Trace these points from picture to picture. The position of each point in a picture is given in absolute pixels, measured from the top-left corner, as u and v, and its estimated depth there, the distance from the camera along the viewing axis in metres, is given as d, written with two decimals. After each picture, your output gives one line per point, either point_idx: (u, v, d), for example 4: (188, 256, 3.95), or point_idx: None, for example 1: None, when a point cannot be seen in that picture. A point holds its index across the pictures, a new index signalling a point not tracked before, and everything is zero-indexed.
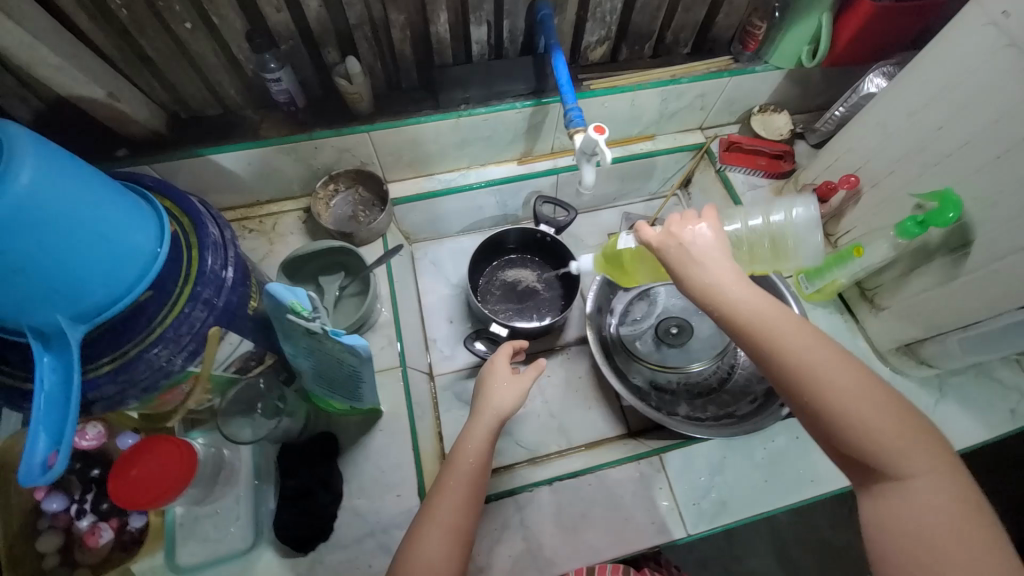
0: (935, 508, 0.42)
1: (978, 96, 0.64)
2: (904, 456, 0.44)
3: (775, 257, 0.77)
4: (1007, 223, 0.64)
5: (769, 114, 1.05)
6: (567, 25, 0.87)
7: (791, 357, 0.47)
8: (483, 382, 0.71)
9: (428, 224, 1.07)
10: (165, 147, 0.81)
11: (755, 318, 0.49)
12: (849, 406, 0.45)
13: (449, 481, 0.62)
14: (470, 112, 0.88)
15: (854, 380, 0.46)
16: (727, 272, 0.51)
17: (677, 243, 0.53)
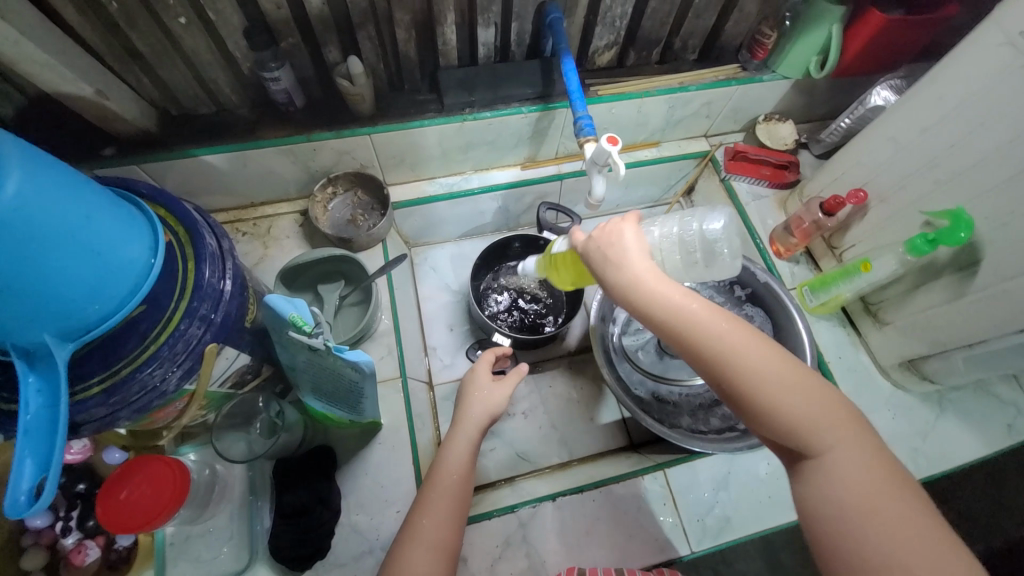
0: (862, 486, 0.41)
1: (992, 116, 0.63)
2: (825, 431, 0.43)
3: (693, 278, 0.55)
4: (1018, 243, 0.63)
5: (774, 123, 1.04)
6: (575, 29, 0.85)
7: (712, 348, 0.44)
8: (464, 393, 0.71)
9: (427, 228, 1.05)
10: (156, 146, 0.77)
11: (677, 310, 0.45)
12: (772, 392, 0.43)
13: (431, 497, 0.59)
14: (475, 116, 0.86)
15: (774, 364, 0.44)
16: (653, 269, 0.48)
17: (599, 241, 0.51)
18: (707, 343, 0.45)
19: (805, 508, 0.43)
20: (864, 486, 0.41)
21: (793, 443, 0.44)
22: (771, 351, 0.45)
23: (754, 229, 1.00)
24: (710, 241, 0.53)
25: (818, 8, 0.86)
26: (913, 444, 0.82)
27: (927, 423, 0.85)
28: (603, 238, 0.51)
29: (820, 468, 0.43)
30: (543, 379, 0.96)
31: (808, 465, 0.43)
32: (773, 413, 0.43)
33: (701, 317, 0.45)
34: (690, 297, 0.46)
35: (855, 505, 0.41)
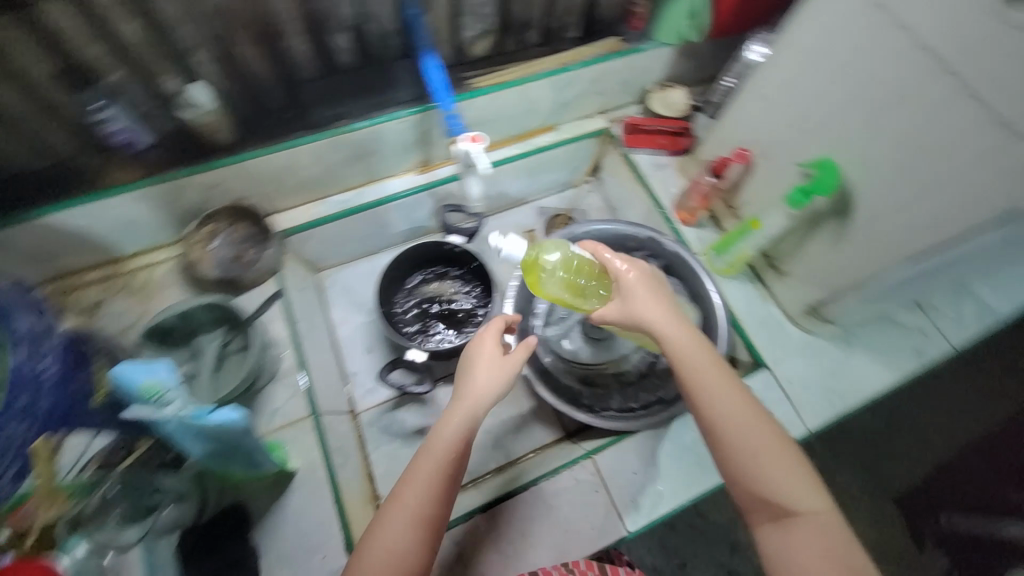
0: (819, 545, 0.51)
1: (850, 60, 0.63)
2: (800, 493, 0.54)
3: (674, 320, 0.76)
4: (885, 184, 0.64)
5: (666, 90, 1.04)
6: (440, 22, 0.80)
7: (719, 407, 0.57)
8: (470, 357, 0.64)
9: (327, 250, 0.98)
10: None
11: (695, 369, 0.59)
12: (760, 454, 0.55)
13: (417, 476, 0.56)
14: (351, 128, 0.81)
15: (767, 431, 0.56)
16: (681, 334, 0.61)
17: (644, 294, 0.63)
18: (715, 400, 0.58)
19: (771, 553, 0.54)
20: (827, 548, 0.51)
21: (777, 501, 0.54)
22: (764, 420, 0.57)
23: (658, 199, 1.00)
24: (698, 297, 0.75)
25: None
26: (827, 385, 0.85)
27: (839, 363, 0.87)
28: (648, 292, 0.64)
29: (792, 527, 0.53)
30: None
31: (787, 522, 0.53)
32: (761, 475, 0.55)
33: (714, 383, 0.58)
34: (709, 363, 0.60)
35: (808, 554, 0.51)
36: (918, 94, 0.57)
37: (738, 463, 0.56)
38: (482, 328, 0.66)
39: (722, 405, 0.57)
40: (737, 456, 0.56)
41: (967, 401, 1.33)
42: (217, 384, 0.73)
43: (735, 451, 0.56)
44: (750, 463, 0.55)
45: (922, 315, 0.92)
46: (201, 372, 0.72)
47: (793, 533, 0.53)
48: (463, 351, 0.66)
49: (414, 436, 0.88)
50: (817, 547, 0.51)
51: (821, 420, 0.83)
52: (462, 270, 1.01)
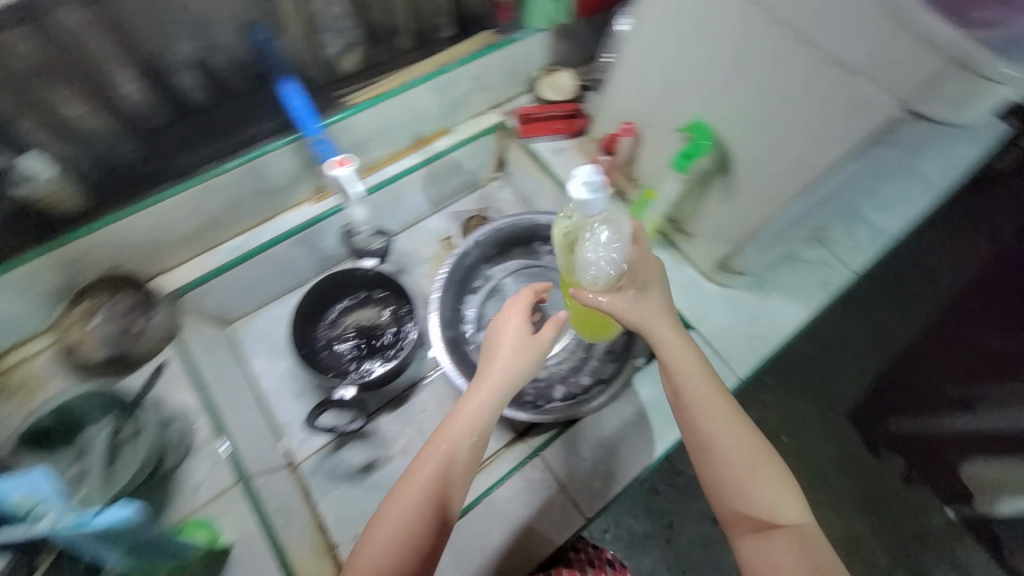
0: (795, 550, 0.62)
1: (693, 24, 0.65)
2: (782, 506, 0.64)
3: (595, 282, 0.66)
4: (753, 137, 0.66)
5: (553, 75, 1.04)
6: (295, 44, 0.76)
7: (720, 432, 0.66)
8: (495, 331, 0.71)
9: (228, 301, 0.90)
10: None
11: (699, 396, 0.67)
12: (749, 473, 0.65)
13: (436, 453, 0.65)
14: (223, 169, 0.75)
15: (751, 450, 0.66)
16: (689, 365, 0.68)
17: (652, 320, 0.68)
18: (715, 424, 0.67)
19: (751, 555, 0.65)
20: (794, 552, 0.62)
21: (757, 513, 0.65)
22: (755, 443, 0.67)
23: (563, 184, 1.01)
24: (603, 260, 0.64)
25: None
26: (748, 331, 0.89)
27: (756, 309, 0.91)
28: (657, 318, 0.69)
29: (772, 536, 0.64)
30: (413, 407, 0.91)
31: (770, 531, 0.64)
32: (743, 487, 0.65)
33: (716, 411, 0.67)
34: (713, 392, 0.68)
35: (785, 558, 0.62)
36: (756, 49, 0.59)
37: (725, 474, 0.66)
38: (507, 308, 0.71)
39: (716, 426, 0.66)
40: (725, 470, 0.66)
41: (886, 314, 1.44)
42: (114, 475, 0.66)
43: (723, 466, 0.66)
44: (736, 477, 0.65)
45: (824, 248, 0.98)
46: (92, 471, 0.65)
47: (766, 538, 0.64)
48: (489, 330, 0.72)
49: (361, 473, 0.85)
50: (785, 551, 0.63)
51: (748, 366, 0.87)
52: (386, 292, 0.97)
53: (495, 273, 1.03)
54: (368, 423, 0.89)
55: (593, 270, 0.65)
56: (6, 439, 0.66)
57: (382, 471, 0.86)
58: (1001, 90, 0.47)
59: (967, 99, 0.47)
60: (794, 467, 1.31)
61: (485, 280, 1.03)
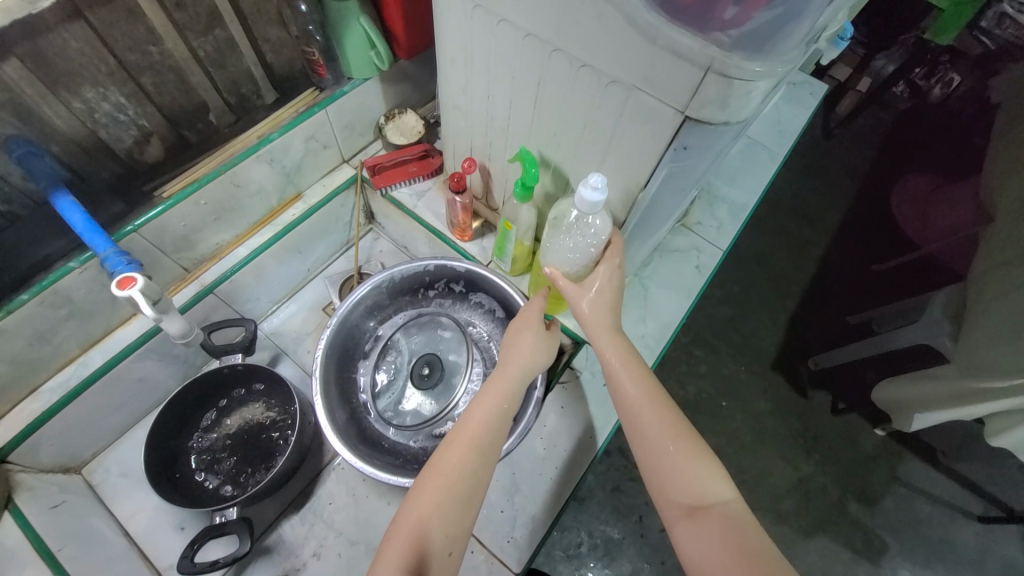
0: (725, 535, 0.50)
1: (489, 59, 0.64)
2: (707, 485, 0.54)
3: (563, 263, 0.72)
4: (578, 156, 0.66)
5: (398, 117, 1.01)
6: (71, 150, 0.67)
7: (634, 404, 0.60)
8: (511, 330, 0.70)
9: (74, 443, 0.80)
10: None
11: (617, 370, 0.64)
12: (665, 448, 0.57)
13: (460, 443, 0.58)
14: (9, 307, 0.65)
15: (678, 427, 0.58)
16: (613, 345, 0.65)
17: (598, 307, 0.68)
18: (631, 397, 0.61)
19: (681, 550, 0.52)
20: (727, 538, 0.49)
21: (684, 494, 0.54)
22: (673, 418, 0.59)
23: (431, 226, 0.98)
24: (566, 250, 0.71)
25: (335, 10, 0.80)
26: (638, 333, 0.90)
27: (641, 308, 0.93)
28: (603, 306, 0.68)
29: (698, 518, 0.52)
30: (318, 502, 0.83)
31: (695, 513, 0.52)
32: (668, 463, 0.56)
33: (632, 383, 0.62)
34: (634, 367, 0.64)
35: (715, 544, 0.49)
36: (548, 75, 0.59)
37: (651, 452, 0.57)
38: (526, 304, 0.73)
39: (640, 400, 0.60)
40: (651, 448, 0.57)
41: (775, 268, 1.54)
42: None
43: (648, 443, 0.58)
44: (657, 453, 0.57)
45: (689, 233, 1.02)
46: None
47: (698, 523, 0.51)
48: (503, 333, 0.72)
49: None
50: (716, 538, 0.50)
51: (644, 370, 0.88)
52: (263, 384, 0.88)
53: (383, 331, 0.98)
54: (266, 537, 0.80)
55: (565, 254, 0.71)
56: None
57: None
58: (760, 87, 0.48)
59: (730, 101, 0.47)
60: (733, 432, 1.35)
61: (374, 343, 0.97)
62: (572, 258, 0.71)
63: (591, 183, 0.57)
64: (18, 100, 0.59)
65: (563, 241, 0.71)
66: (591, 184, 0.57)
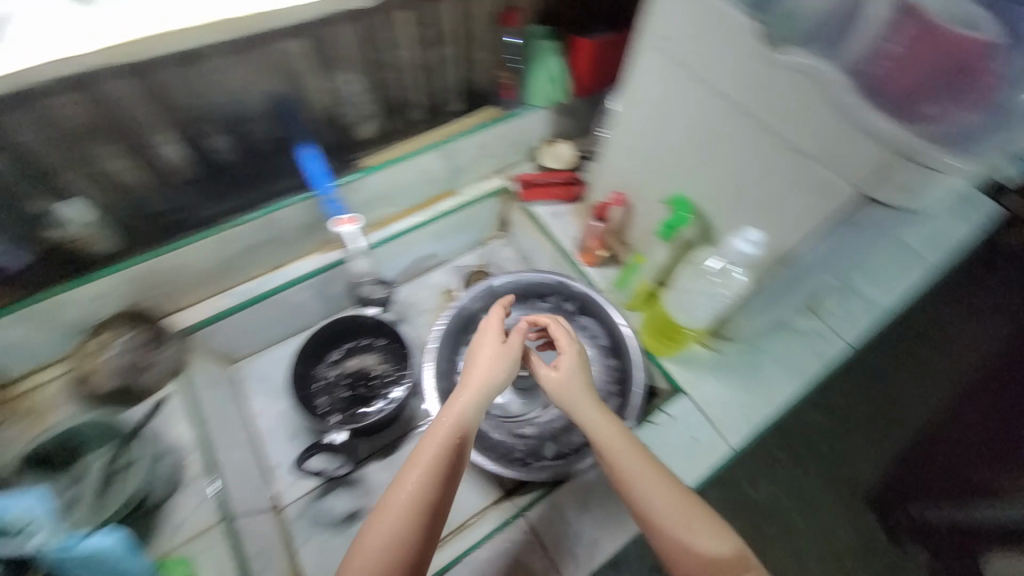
0: None
1: (670, 109, 0.72)
2: (719, 556, 0.59)
3: (695, 300, 0.83)
4: (732, 209, 0.71)
5: (554, 145, 1.11)
6: (318, 116, 0.87)
7: (630, 473, 0.64)
8: (473, 357, 0.71)
9: (237, 340, 0.96)
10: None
11: (606, 442, 0.66)
12: (669, 521, 0.61)
13: (419, 462, 0.61)
14: (238, 222, 0.82)
15: (680, 498, 0.63)
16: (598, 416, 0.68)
17: (580, 381, 0.71)
18: (627, 470, 0.64)
19: None
20: None
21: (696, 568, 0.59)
22: (672, 488, 0.64)
23: (561, 245, 1.06)
24: (701, 290, 0.81)
25: (535, 45, 0.98)
26: (744, 400, 0.86)
27: (751, 381, 0.89)
28: (583, 380, 0.72)
29: None
30: (402, 456, 0.92)
31: None
32: (676, 538, 0.60)
33: (623, 456, 0.65)
34: (622, 440, 0.66)
35: None
36: (726, 132, 0.65)
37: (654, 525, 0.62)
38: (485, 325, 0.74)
39: (650, 485, 0.63)
40: (668, 537, 0.61)
41: (893, 385, 1.41)
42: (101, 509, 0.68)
43: (652, 517, 0.62)
44: (676, 548, 0.60)
45: (817, 318, 0.97)
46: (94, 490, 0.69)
47: None
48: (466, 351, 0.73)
49: (345, 521, 0.86)
50: None
51: (743, 436, 0.83)
52: (387, 340, 1.00)
53: None
54: (355, 470, 0.90)
55: (696, 294, 0.82)
56: (12, 459, 0.69)
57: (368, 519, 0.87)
58: (950, 181, 0.50)
59: (918, 189, 0.50)
60: (802, 543, 1.24)
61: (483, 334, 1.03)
62: (704, 299, 0.82)
63: (749, 237, 0.67)
64: (299, 71, 0.79)
65: (698, 284, 0.81)
66: (748, 238, 0.67)
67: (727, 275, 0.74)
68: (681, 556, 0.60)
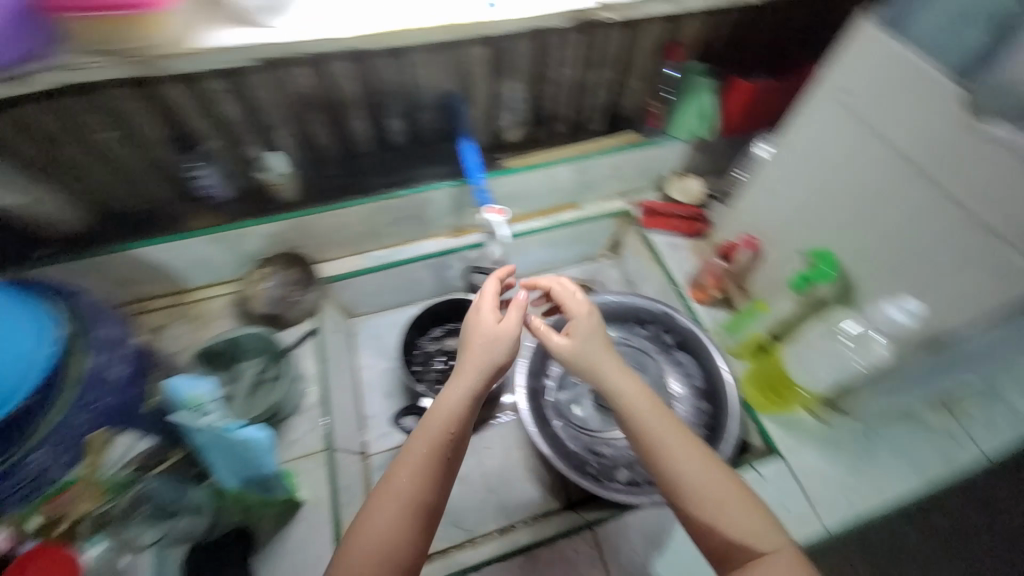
0: None
1: (836, 161, 0.75)
2: (760, 533, 0.57)
3: (817, 361, 0.81)
4: (882, 272, 0.71)
5: (684, 179, 1.11)
6: (479, 116, 0.96)
7: (656, 438, 0.62)
8: (470, 333, 0.69)
9: (363, 299, 1.08)
10: (113, 9, 0.50)
11: (629, 407, 0.65)
12: (699, 489, 0.59)
13: (415, 450, 0.59)
14: (394, 195, 0.93)
15: (712, 468, 0.60)
16: (622, 377, 0.67)
17: (597, 344, 0.70)
18: (651, 439, 0.62)
19: None
20: None
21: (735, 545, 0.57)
22: (703, 457, 0.61)
23: (673, 276, 1.06)
24: (826, 350, 0.79)
25: (692, 80, 0.98)
26: (849, 485, 0.78)
27: (859, 466, 0.80)
28: (600, 343, 0.70)
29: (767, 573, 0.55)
30: (479, 441, 0.98)
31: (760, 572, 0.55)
32: (709, 510, 0.58)
33: (647, 423, 0.63)
34: (645, 406, 0.64)
35: None
36: (899, 193, 0.67)
37: (682, 496, 0.59)
38: (478, 301, 0.71)
39: (678, 453, 0.61)
40: (700, 507, 0.58)
41: None
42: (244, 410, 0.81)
43: (680, 485, 0.60)
44: (715, 532, 0.58)
45: (953, 419, 0.81)
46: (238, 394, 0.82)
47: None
48: (462, 327, 0.71)
49: None
50: None
51: (839, 519, 0.76)
52: None
53: None
54: None
55: (818, 353, 0.80)
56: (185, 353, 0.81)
57: None
58: None
59: None
60: None
61: None
62: (828, 361, 0.79)
63: (905, 307, 0.66)
64: (475, 74, 0.88)
65: (824, 344, 0.79)
66: (904, 307, 0.66)
67: (863, 342, 0.73)
68: (716, 533, 0.58)
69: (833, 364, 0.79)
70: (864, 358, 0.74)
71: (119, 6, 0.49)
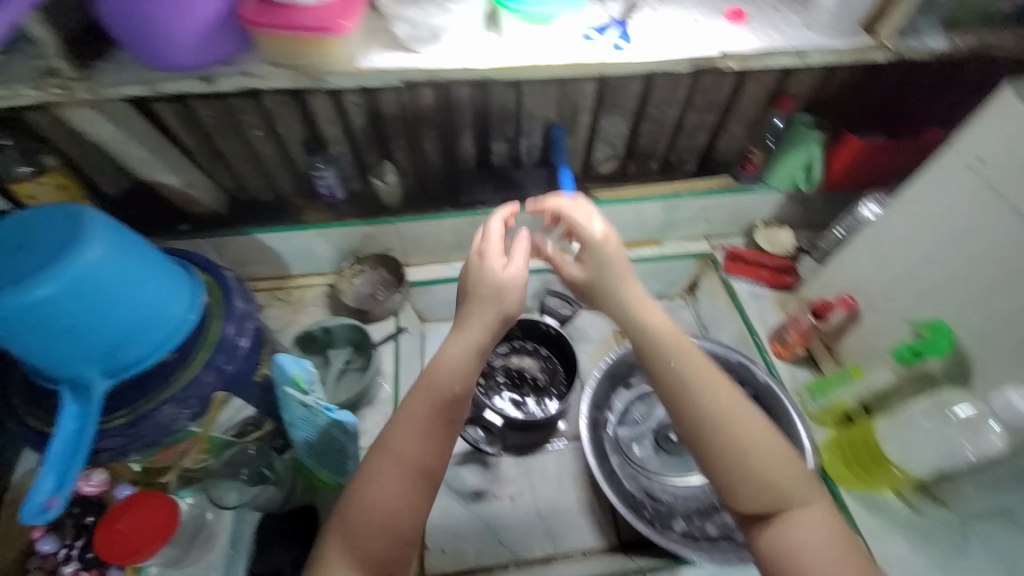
0: (821, 534, 0.55)
1: (962, 231, 0.71)
2: (781, 466, 0.57)
3: (913, 438, 0.74)
4: (1001, 351, 0.70)
5: (773, 228, 1.09)
6: (577, 145, 0.99)
7: (678, 359, 0.61)
8: (477, 273, 0.65)
9: (440, 306, 1.13)
10: (307, 31, 0.58)
11: (651, 332, 0.63)
12: (719, 416, 0.58)
13: (415, 417, 0.58)
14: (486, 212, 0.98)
15: (732, 396, 0.60)
16: (643, 300, 0.66)
17: (614, 265, 0.67)
18: (671, 364, 0.61)
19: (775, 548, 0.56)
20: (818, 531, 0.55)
21: (758, 479, 0.57)
22: (725, 388, 0.61)
23: (753, 326, 1.02)
24: (924, 429, 0.73)
25: (799, 132, 0.95)
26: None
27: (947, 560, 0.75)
28: (615, 265, 0.67)
29: (790, 513, 0.56)
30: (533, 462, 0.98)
31: (783, 512, 0.57)
32: (729, 434, 0.58)
33: (669, 347, 0.62)
34: (665, 333, 0.63)
35: (809, 548, 0.54)
36: None
37: (702, 423, 0.59)
38: (486, 234, 0.67)
39: (698, 375, 0.60)
40: (721, 429, 0.58)
41: None
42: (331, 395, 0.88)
43: (700, 409, 0.59)
44: (736, 467, 0.57)
45: None
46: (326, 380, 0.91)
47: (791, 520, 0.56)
48: (465, 267, 0.68)
49: (472, 497, 0.92)
50: (809, 529, 0.55)
51: None
52: (550, 352, 1.06)
53: None
54: (493, 455, 0.97)
55: (917, 432, 0.74)
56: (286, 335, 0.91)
57: (490, 504, 0.93)
58: None
59: None
60: None
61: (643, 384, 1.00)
62: (929, 442, 0.72)
63: None
64: (582, 107, 0.91)
65: (928, 424, 0.73)
66: None
67: (977, 429, 0.68)
68: (740, 471, 0.57)
69: (931, 445, 0.72)
70: (976, 444, 0.68)
71: (311, 29, 0.58)
